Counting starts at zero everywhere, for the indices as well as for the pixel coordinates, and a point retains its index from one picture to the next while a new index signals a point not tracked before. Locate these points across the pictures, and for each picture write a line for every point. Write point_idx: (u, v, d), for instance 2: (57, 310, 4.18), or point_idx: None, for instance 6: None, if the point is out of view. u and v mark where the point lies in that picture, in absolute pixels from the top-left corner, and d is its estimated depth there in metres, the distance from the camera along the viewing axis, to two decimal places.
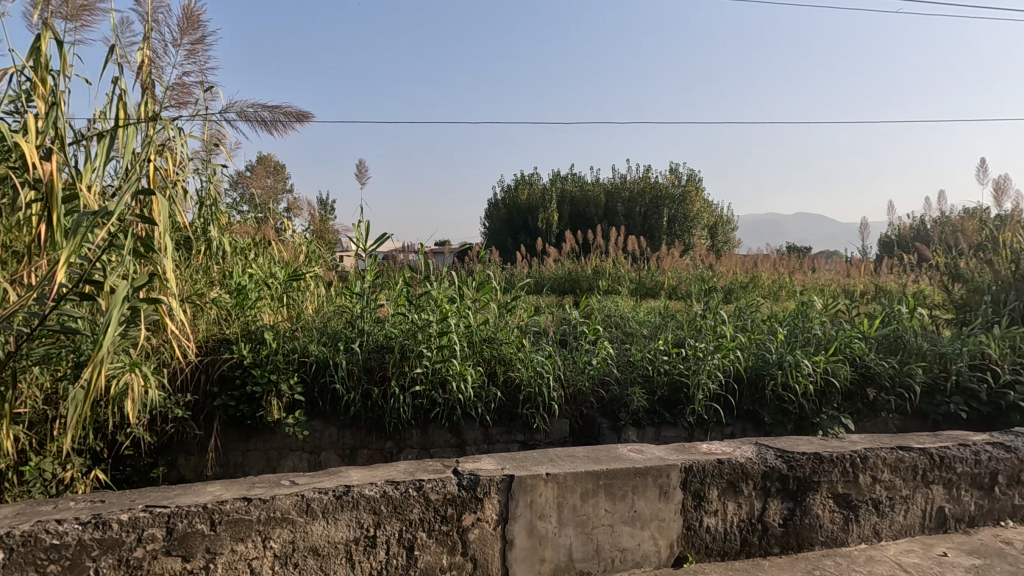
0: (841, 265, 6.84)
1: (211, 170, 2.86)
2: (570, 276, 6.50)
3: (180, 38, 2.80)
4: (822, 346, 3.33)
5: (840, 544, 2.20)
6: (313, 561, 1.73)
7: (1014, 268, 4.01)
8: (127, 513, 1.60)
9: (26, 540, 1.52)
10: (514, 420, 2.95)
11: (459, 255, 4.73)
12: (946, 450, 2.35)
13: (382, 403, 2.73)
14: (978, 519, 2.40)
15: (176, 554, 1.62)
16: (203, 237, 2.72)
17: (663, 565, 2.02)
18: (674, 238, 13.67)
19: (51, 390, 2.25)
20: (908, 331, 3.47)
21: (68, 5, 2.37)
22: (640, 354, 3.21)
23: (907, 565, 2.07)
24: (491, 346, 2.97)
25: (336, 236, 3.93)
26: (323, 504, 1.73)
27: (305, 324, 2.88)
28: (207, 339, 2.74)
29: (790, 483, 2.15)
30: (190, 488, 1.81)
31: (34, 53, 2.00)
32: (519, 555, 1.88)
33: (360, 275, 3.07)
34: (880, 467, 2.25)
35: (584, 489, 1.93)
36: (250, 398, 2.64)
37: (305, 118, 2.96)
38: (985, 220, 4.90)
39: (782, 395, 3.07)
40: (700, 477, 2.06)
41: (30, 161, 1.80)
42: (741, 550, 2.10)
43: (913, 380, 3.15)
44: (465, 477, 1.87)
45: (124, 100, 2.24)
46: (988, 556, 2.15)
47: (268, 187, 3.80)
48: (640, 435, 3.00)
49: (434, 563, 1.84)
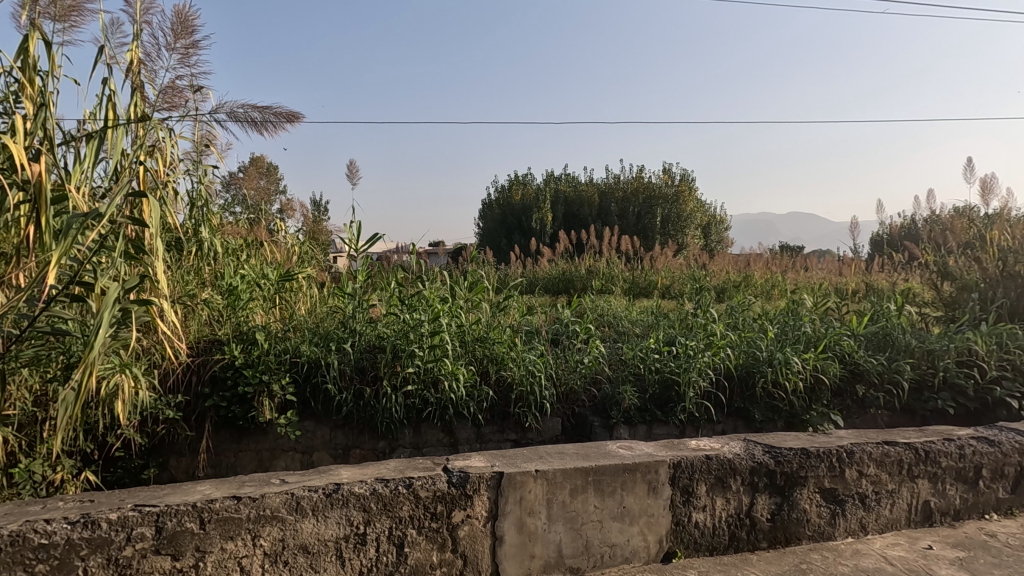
0: (833, 264, 6.89)
1: (202, 171, 2.86)
2: (565, 276, 6.53)
3: (174, 42, 2.80)
4: (812, 344, 3.36)
5: (827, 537, 2.23)
6: (304, 558, 1.74)
7: (1001, 265, 4.06)
8: (116, 512, 1.60)
9: (14, 540, 1.52)
10: (506, 419, 2.96)
11: (453, 254, 4.78)
12: (931, 444, 2.38)
13: (374, 403, 2.73)
14: (963, 512, 2.43)
15: (165, 553, 1.62)
16: (194, 238, 2.72)
17: (651, 560, 2.04)
18: (668, 238, 13.73)
19: (41, 392, 2.24)
20: (897, 329, 3.51)
21: (55, 6, 2.36)
22: (632, 353, 3.24)
23: (893, 558, 2.09)
24: (483, 345, 2.98)
25: (329, 236, 3.97)
26: (312, 502, 1.74)
27: (297, 324, 2.91)
28: (199, 339, 2.74)
29: (778, 478, 2.17)
30: (179, 487, 1.81)
31: (22, 53, 2.00)
32: (509, 552, 1.90)
33: (353, 275, 3.13)
34: (866, 461, 2.28)
35: (572, 486, 1.94)
36: (241, 398, 2.63)
37: (295, 118, 2.95)
38: (974, 219, 4.95)
39: (773, 392, 3.08)
40: (689, 472, 2.08)
41: (20, 163, 1.81)
42: (729, 545, 2.12)
43: (901, 376, 3.19)
44: (455, 474, 1.89)
45: (113, 100, 2.24)
46: (972, 548, 2.18)
47: (261, 188, 3.84)
48: (631, 433, 3.02)
49: (425, 560, 1.85)
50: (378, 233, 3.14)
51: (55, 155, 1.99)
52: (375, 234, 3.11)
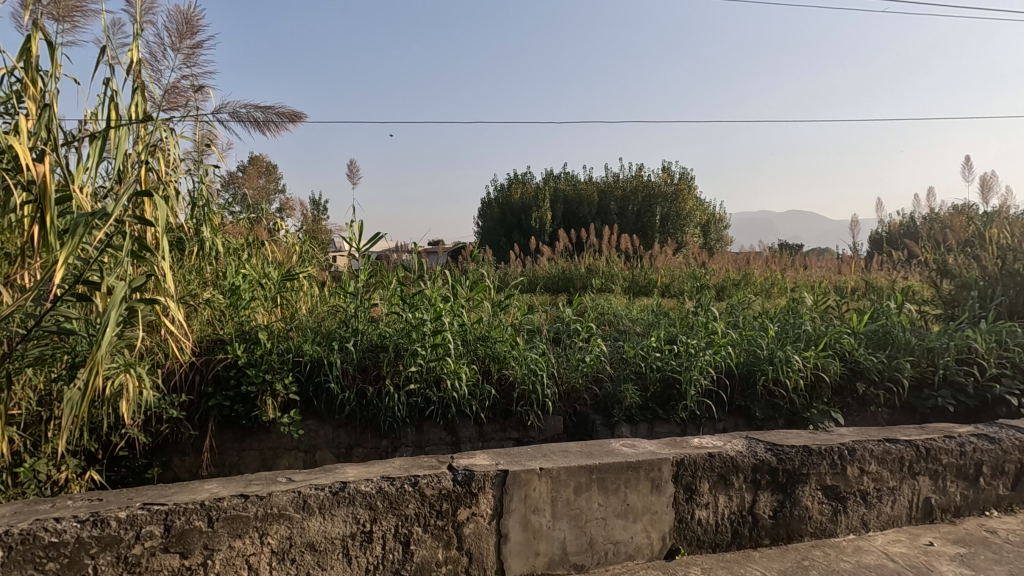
0: (833, 262, 6.92)
1: (204, 171, 2.88)
2: (564, 275, 6.52)
3: (179, 42, 2.81)
4: (812, 342, 3.38)
5: (829, 534, 2.24)
6: (310, 556, 1.75)
7: (1001, 264, 4.07)
8: (125, 511, 1.61)
9: (24, 538, 1.53)
10: (509, 417, 2.97)
11: (454, 254, 4.79)
12: (932, 442, 2.39)
13: (377, 402, 2.74)
14: (963, 509, 2.45)
15: (174, 551, 1.63)
16: (196, 237, 2.73)
17: (654, 557, 2.05)
18: (667, 237, 13.76)
19: (46, 392, 2.26)
20: (897, 327, 3.52)
21: (57, 6, 2.37)
22: (632, 352, 3.26)
23: (894, 554, 2.11)
24: (485, 344, 2.98)
25: (329, 235, 3.97)
26: (319, 500, 1.75)
27: (299, 324, 2.91)
28: (202, 339, 2.74)
29: (779, 475, 2.19)
30: (187, 486, 1.82)
31: (25, 53, 2.01)
32: (514, 549, 1.91)
33: (355, 275, 3.15)
34: (868, 459, 2.29)
35: (577, 483, 1.96)
36: (244, 398, 2.64)
37: (298, 118, 2.95)
38: (973, 217, 4.98)
39: (773, 389, 3.10)
40: (692, 469, 2.10)
41: (24, 164, 1.80)
42: (731, 541, 2.14)
43: (901, 374, 3.20)
44: (460, 472, 1.90)
45: (115, 100, 2.25)
46: (973, 545, 2.20)
47: (259, 188, 3.85)
48: (632, 431, 3.04)
49: (430, 557, 1.86)
50: (379, 233, 3.13)
51: (59, 154, 1.99)
52: (376, 234, 3.10)
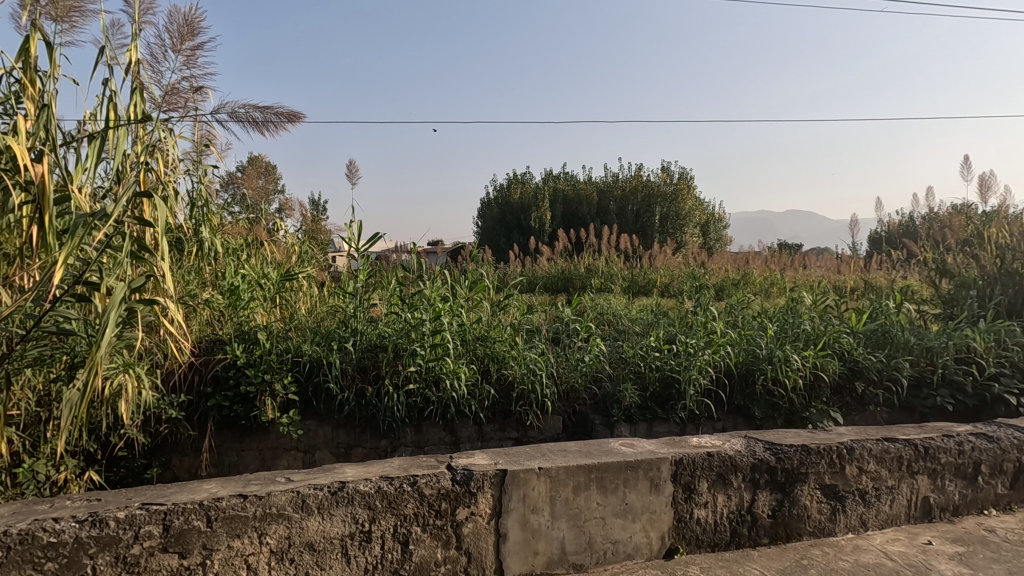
0: (831, 262, 6.92)
1: (203, 171, 2.87)
2: (564, 275, 6.52)
3: (178, 43, 2.81)
4: (811, 342, 3.38)
5: (828, 533, 2.24)
6: (310, 556, 1.75)
7: (1000, 263, 4.08)
8: (124, 511, 1.61)
9: (23, 538, 1.53)
10: (508, 417, 2.98)
11: (454, 254, 4.79)
12: (930, 441, 2.40)
13: (376, 402, 2.74)
14: (962, 508, 2.45)
15: (173, 551, 1.63)
16: (195, 237, 2.72)
17: (653, 556, 2.05)
18: (666, 237, 13.77)
19: (44, 392, 2.26)
20: (895, 327, 3.53)
21: (56, 7, 2.37)
22: (632, 351, 3.26)
23: (893, 553, 2.11)
24: (484, 344, 2.98)
25: (328, 235, 3.97)
26: (318, 500, 1.75)
27: (298, 324, 2.91)
28: (201, 339, 2.74)
29: (778, 474, 2.19)
30: (186, 486, 1.82)
31: (24, 54, 2.01)
32: (513, 549, 1.91)
33: (354, 275, 3.15)
34: (867, 458, 2.30)
35: (575, 482, 1.96)
36: (243, 398, 2.63)
37: (296, 118, 2.96)
38: (972, 217, 4.99)
39: (773, 389, 3.10)
40: (690, 469, 2.10)
41: (21, 162, 1.80)
42: (730, 541, 2.14)
43: (900, 374, 3.20)
44: (459, 472, 1.90)
45: (114, 101, 2.25)
46: (971, 543, 2.20)
47: (258, 188, 3.85)
48: (632, 430, 3.05)
49: (430, 557, 1.86)
50: (378, 233, 3.13)
51: (58, 154, 1.99)
52: (375, 234, 3.10)
